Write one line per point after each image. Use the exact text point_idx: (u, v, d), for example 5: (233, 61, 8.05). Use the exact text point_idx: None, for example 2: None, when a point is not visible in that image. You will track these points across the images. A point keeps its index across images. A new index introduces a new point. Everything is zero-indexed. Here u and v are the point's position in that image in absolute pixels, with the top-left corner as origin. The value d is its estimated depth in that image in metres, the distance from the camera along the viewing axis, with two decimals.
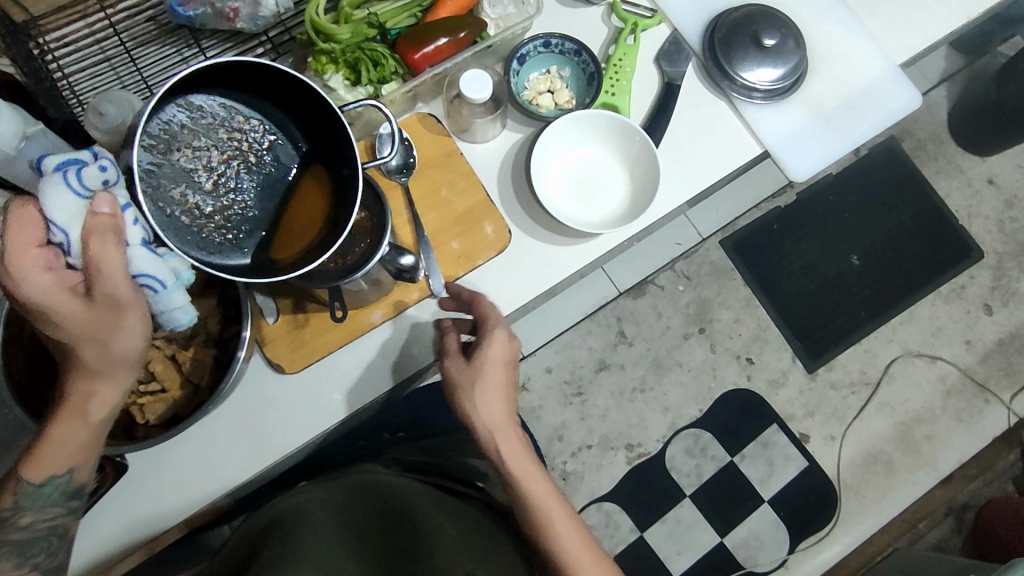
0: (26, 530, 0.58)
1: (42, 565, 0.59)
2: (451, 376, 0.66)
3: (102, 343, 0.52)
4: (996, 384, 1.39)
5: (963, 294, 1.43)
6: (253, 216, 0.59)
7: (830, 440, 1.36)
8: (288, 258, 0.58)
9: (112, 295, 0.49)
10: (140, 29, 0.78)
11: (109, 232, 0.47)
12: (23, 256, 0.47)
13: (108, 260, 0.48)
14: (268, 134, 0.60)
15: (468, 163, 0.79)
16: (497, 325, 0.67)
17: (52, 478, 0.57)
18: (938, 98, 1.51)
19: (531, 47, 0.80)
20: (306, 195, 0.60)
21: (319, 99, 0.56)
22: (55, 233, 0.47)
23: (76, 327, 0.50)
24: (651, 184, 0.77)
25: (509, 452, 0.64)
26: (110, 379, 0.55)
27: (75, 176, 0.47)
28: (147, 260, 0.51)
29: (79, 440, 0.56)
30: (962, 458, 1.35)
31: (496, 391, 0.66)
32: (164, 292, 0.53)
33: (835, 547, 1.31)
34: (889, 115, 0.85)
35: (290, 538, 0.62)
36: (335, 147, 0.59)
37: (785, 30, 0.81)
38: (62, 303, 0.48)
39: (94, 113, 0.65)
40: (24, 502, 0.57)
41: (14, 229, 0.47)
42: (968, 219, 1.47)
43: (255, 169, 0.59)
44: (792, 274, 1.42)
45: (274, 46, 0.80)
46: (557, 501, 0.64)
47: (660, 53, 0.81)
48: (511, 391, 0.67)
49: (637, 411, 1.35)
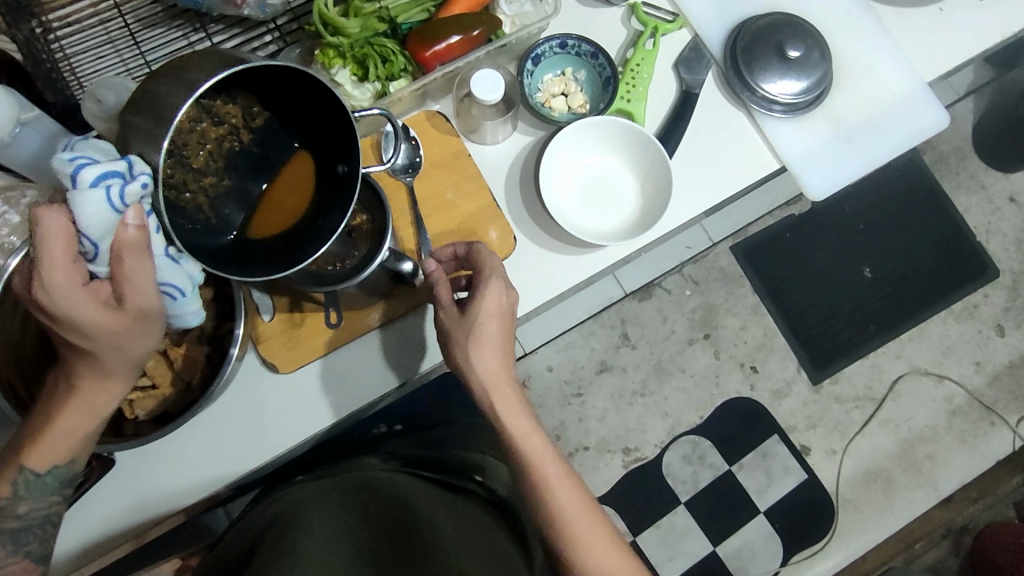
0: (22, 519, 0.57)
1: (34, 554, 0.58)
2: (444, 326, 0.64)
3: (122, 347, 0.52)
4: (1003, 407, 1.37)
5: (976, 313, 1.40)
6: (234, 191, 0.60)
7: (831, 453, 1.34)
8: (267, 240, 0.60)
9: (144, 307, 0.50)
10: (146, 10, 0.75)
11: (140, 247, 0.48)
12: (56, 267, 0.46)
13: (138, 274, 0.49)
14: (262, 114, 0.59)
15: (477, 166, 0.77)
16: (492, 275, 0.64)
17: (53, 467, 0.56)
18: (964, 111, 1.47)
19: (547, 47, 0.77)
20: (293, 181, 0.62)
21: (335, 100, 0.56)
22: (86, 244, 0.47)
23: (104, 336, 0.50)
24: (665, 195, 0.74)
25: (503, 409, 0.62)
26: (115, 384, 0.55)
27: (113, 190, 0.45)
28: (170, 270, 0.52)
29: (83, 432, 0.56)
30: (964, 480, 1.33)
31: (490, 343, 0.63)
32: (182, 300, 0.54)
33: (828, 563, 1.30)
34: (915, 134, 0.82)
35: (287, 540, 0.59)
36: (336, 143, 0.60)
37: (812, 40, 0.78)
38: (93, 315, 0.49)
39: (93, 99, 0.64)
40: (23, 491, 0.56)
41: (45, 242, 0.46)
42: (986, 237, 1.44)
43: (243, 145, 0.60)
44: (803, 283, 1.39)
45: (283, 35, 0.77)
46: (555, 463, 0.60)
47: (680, 59, 0.78)
48: (508, 344, 0.65)
49: (636, 415, 1.34)
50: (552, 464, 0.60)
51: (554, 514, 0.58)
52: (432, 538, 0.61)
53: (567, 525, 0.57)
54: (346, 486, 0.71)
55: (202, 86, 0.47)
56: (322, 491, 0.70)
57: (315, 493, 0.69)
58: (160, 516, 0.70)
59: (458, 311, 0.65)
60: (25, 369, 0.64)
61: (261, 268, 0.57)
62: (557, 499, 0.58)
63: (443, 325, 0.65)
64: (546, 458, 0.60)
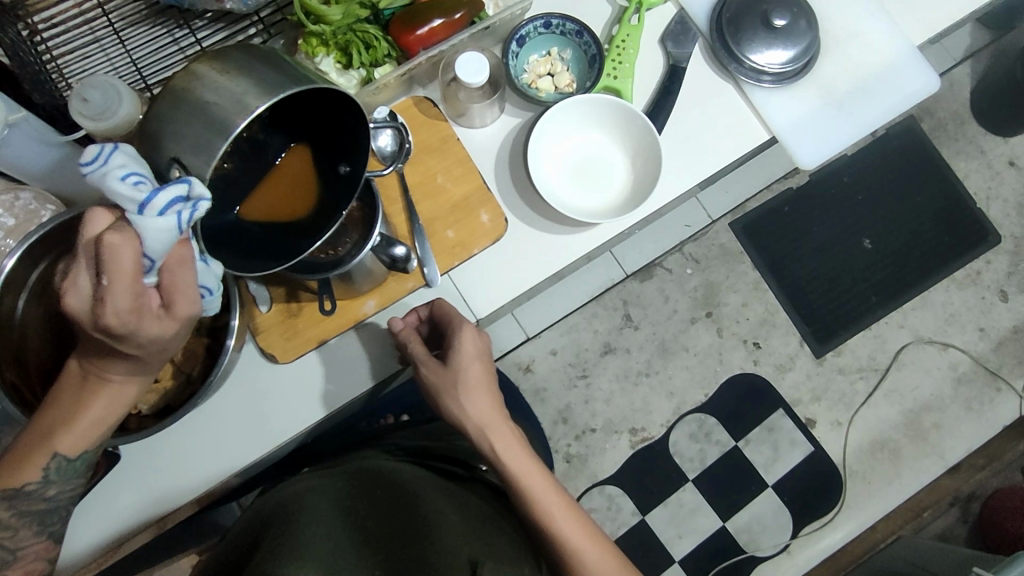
0: (49, 501, 0.57)
1: (56, 534, 0.60)
2: (429, 381, 0.67)
3: (164, 350, 0.52)
4: (1009, 372, 1.36)
5: (979, 279, 1.40)
6: (231, 175, 0.61)
7: (838, 425, 1.34)
8: (258, 224, 0.61)
9: (195, 315, 0.51)
10: (130, 9, 0.75)
11: (187, 258, 0.49)
12: (122, 285, 0.45)
13: (188, 282, 0.49)
14: (274, 112, 0.60)
15: (466, 149, 0.77)
16: (463, 324, 0.68)
17: (85, 452, 0.56)
18: (961, 76, 1.46)
19: (531, 28, 0.77)
20: (292, 173, 0.63)
21: (356, 111, 0.58)
22: (146, 261, 0.46)
23: (157, 343, 0.50)
24: (655, 172, 0.74)
25: (502, 448, 0.65)
26: (144, 377, 0.56)
27: (184, 215, 0.45)
28: (203, 273, 0.52)
29: (110, 424, 0.56)
30: (971, 447, 1.33)
31: (478, 386, 0.66)
32: (210, 297, 0.54)
33: (838, 534, 1.30)
34: (903, 100, 0.81)
35: (295, 528, 0.59)
36: (341, 145, 0.62)
37: (798, 9, 0.78)
38: (152, 327, 0.49)
39: (78, 98, 0.63)
40: (54, 476, 0.56)
41: (114, 266, 0.45)
42: (986, 202, 1.43)
43: (249, 134, 0.60)
44: (804, 256, 1.39)
45: (267, 27, 0.78)
46: (554, 492, 0.63)
47: (666, 33, 0.78)
48: (493, 383, 0.68)
49: (641, 395, 1.34)
50: (553, 492, 0.63)
51: (556, 535, 0.61)
52: (438, 529, 0.60)
53: (577, 549, 0.61)
54: (352, 477, 0.70)
55: (257, 110, 0.49)
56: (331, 479, 0.70)
57: (322, 480, 0.69)
58: (170, 507, 0.71)
59: (439, 362, 0.67)
60: (28, 371, 0.65)
61: (253, 257, 0.60)
62: (561, 521, 0.62)
63: (425, 379, 0.68)
64: (543, 487, 0.63)
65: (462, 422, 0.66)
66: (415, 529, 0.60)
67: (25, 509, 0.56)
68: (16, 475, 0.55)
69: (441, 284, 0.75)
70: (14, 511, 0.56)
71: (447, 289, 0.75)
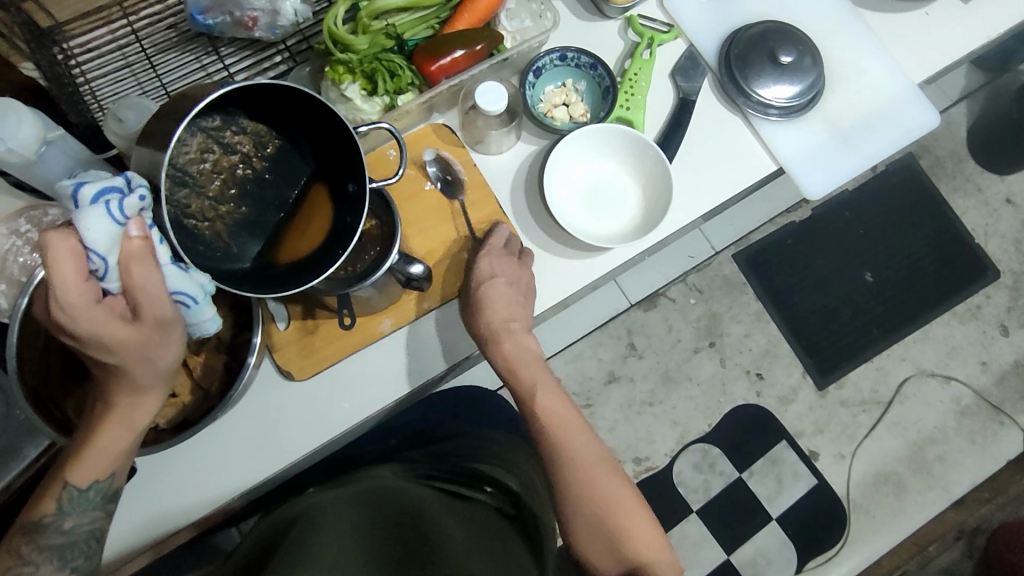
0: (67, 534, 0.57)
1: (81, 569, 0.58)
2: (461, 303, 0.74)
3: (150, 360, 0.54)
4: (1011, 406, 1.38)
5: (980, 314, 1.42)
6: (251, 219, 0.61)
7: (840, 458, 1.34)
8: (289, 263, 0.60)
9: (159, 315, 0.51)
10: (161, 36, 0.78)
11: (147, 256, 0.50)
12: (70, 287, 0.48)
13: (149, 284, 0.50)
14: (276, 146, 0.61)
15: (483, 175, 0.79)
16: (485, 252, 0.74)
17: (96, 482, 0.57)
18: (958, 116, 1.50)
19: (547, 60, 0.80)
20: (311, 209, 0.62)
21: (336, 119, 0.58)
22: (94, 260, 0.48)
23: (130, 350, 0.52)
24: (665, 199, 0.77)
25: (516, 362, 0.71)
26: (149, 395, 0.57)
27: (113, 205, 0.48)
28: (179, 278, 0.52)
29: (122, 445, 0.57)
30: (974, 481, 1.33)
31: (497, 307, 0.71)
32: (196, 306, 0.55)
33: (843, 568, 1.30)
34: (906, 134, 0.84)
35: (303, 544, 0.58)
36: (343, 161, 0.61)
37: (803, 47, 0.81)
38: (114, 330, 0.50)
39: (114, 118, 0.66)
40: (67, 507, 0.57)
41: (57, 265, 0.47)
42: (984, 238, 1.45)
43: (257, 172, 0.61)
44: (806, 289, 1.41)
45: (293, 55, 0.80)
46: (575, 426, 0.68)
47: (676, 68, 0.81)
48: (517, 308, 0.73)
49: (645, 425, 1.34)
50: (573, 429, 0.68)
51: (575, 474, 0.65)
52: (440, 547, 0.59)
53: (589, 483, 0.65)
54: (367, 496, 0.71)
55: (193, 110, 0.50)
56: (344, 497, 0.71)
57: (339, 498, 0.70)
58: (171, 530, 0.71)
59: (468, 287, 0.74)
60: (49, 380, 0.65)
61: (273, 286, 0.59)
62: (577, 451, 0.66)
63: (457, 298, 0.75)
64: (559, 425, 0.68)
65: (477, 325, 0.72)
66: (423, 538, 0.61)
67: (40, 543, 0.56)
68: (33, 509, 0.57)
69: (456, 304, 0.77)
70: (33, 544, 0.56)
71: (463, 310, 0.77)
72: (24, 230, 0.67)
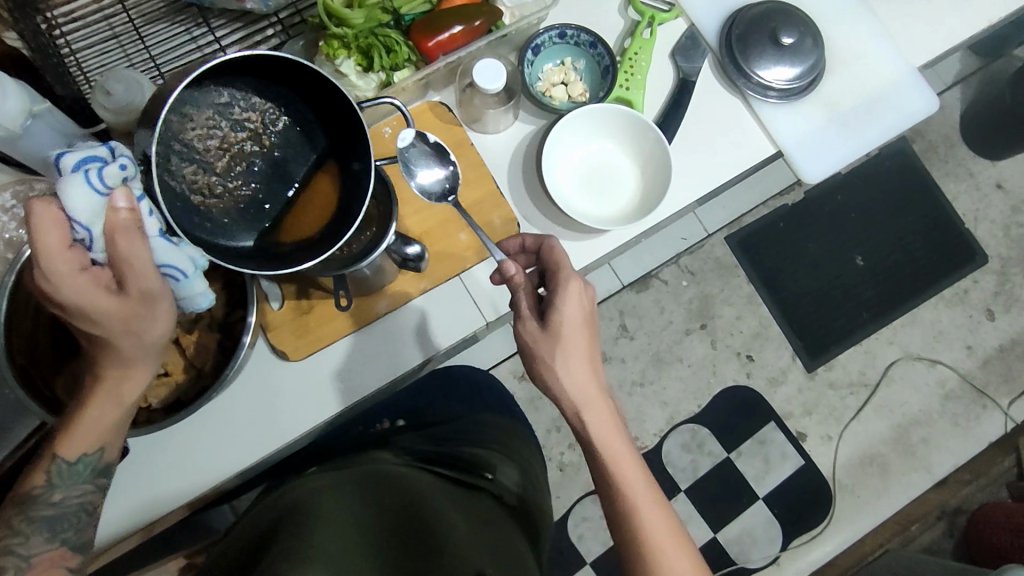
0: (57, 506, 0.57)
1: (71, 541, 0.57)
2: (528, 343, 0.63)
3: (137, 334, 0.52)
4: (994, 390, 1.40)
5: (967, 298, 1.43)
6: (260, 198, 0.60)
7: (827, 439, 1.36)
8: (295, 242, 0.59)
9: (145, 288, 0.50)
10: (149, 6, 0.76)
11: (132, 228, 0.48)
12: (55, 257, 0.46)
13: (137, 255, 0.49)
14: (285, 124, 0.60)
15: (481, 154, 0.78)
16: (569, 279, 0.63)
17: (85, 456, 0.56)
18: (951, 100, 1.50)
19: (546, 37, 0.79)
20: (318, 188, 0.61)
21: (340, 96, 0.57)
22: (79, 230, 0.47)
23: (116, 322, 0.50)
24: (663, 181, 0.76)
25: (594, 425, 0.62)
26: (137, 370, 0.55)
27: (93, 174, 0.46)
28: (167, 250, 0.51)
29: (112, 419, 0.56)
30: (956, 462, 1.35)
31: (580, 355, 0.62)
32: (185, 280, 0.53)
33: (827, 546, 1.32)
34: (904, 119, 0.84)
35: (306, 530, 0.56)
36: (348, 137, 0.60)
37: (806, 28, 0.80)
38: (99, 302, 0.49)
39: (102, 91, 0.64)
40: (57, 480, 0.56)
41: (40, 235, 0.46)
42: (974, 223, 1.46)
43: (266, 151, 0.60)
44: (798, 272, 1.41)
45: (285, 28, 0.78)
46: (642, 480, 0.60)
47: (677, 47, 0.80)
48: (595, 354, 0.64)
49: (636, 405, 1.35)
50: (642, 488, 0.60)
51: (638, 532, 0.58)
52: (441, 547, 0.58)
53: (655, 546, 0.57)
54: (378, 501, 0.65)
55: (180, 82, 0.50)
56: (348, 495, 0.66)
57: (346, 500, 0.64)
58: (163, 508, 0.71)
59: (540, 324, 0.63)
60: (38, 356, 0.64)
61: (274, 264, 0.58)
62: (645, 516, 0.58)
63: (521, 335, 0.64)
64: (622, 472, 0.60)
65: (563, 383, 0.62)
66: (424, 539, 0.59)
67: (30, 515, 0.56)
68: (24, 481, 0.56)
69: (453, 285, 0.77)
70: (24, 515, 0.56)
71: (461, 291, 0.77)
72: (10, 205, 0.66)
